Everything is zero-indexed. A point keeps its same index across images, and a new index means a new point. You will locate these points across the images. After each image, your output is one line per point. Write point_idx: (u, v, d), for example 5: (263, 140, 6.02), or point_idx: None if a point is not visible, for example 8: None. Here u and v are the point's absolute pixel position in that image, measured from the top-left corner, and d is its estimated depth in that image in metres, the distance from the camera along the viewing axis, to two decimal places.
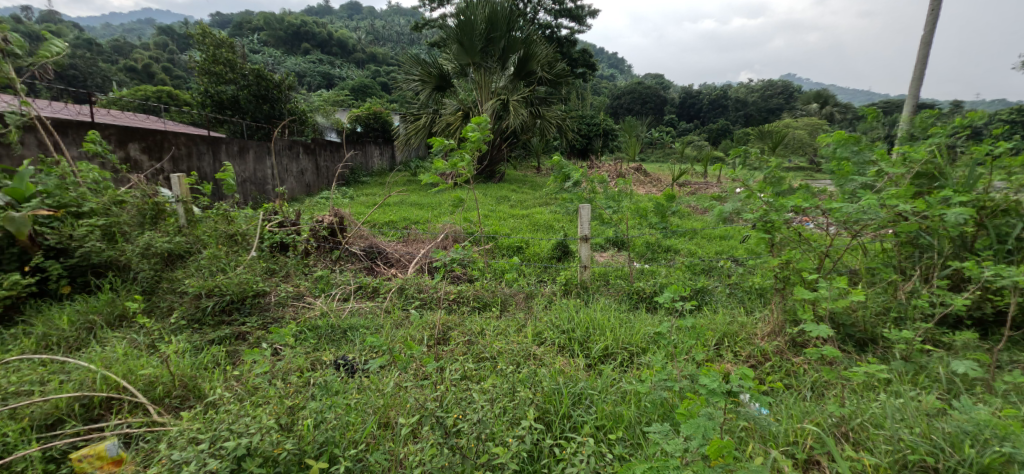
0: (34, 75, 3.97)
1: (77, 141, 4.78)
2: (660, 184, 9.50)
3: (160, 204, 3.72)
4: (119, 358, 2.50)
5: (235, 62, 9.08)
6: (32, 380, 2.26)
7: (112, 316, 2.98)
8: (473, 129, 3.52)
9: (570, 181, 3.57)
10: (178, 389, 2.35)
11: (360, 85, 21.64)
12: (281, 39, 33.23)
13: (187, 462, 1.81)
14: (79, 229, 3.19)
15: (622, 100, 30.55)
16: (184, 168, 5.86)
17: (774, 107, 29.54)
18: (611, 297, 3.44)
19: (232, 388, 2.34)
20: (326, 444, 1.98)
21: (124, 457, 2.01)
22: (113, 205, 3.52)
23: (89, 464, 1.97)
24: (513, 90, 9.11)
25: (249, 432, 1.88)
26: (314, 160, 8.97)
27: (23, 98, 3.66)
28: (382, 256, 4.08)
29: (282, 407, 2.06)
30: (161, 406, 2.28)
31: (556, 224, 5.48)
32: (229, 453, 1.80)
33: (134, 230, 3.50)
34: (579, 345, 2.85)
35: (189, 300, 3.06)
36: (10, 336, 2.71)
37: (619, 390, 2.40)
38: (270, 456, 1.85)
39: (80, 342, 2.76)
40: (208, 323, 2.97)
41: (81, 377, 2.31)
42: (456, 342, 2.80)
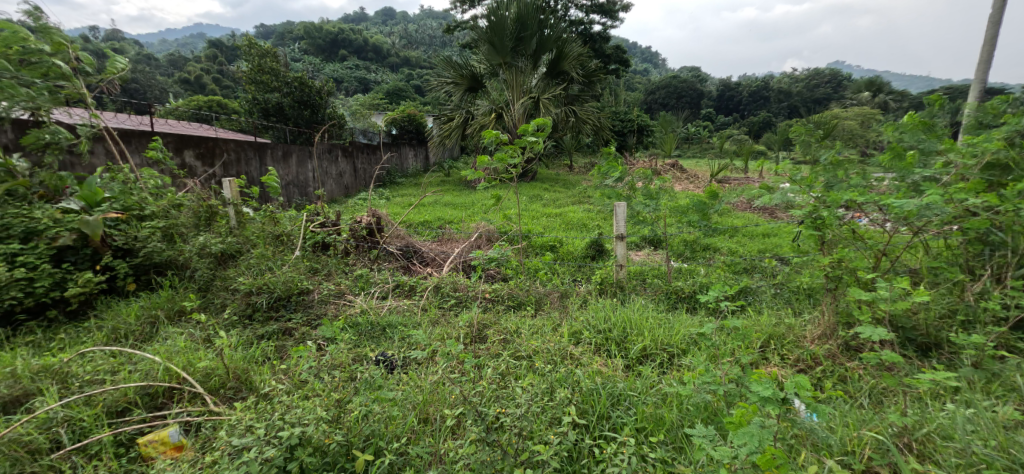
0: (102, 89, 4.27)
1: (140, 149, 5.03)
2: (697, 180, 9.30)
3: (213, 207, 3.87)
4: (179, 351, 2.59)
5: (279, 70, 9.44)
6: (104, 369, 2.38)
7: (172, 311, 3.10)
8: (535, 125, 3.44)
9: (611, 179, 3.47)
10: (232, 381, 2.42)
11: (394, 88, 21.92)
12: (319, 47, 33.90)
13: (247, 448, 1.83)
14: (142, 231, 3.33)
15: (658, 95, 29.94)
16: (234, 174, 6.13)
17: (820, 98, 28.05)
18: (649, 298, 3.32)
19: (281, 381, 2.40)
20: (373, 437, 2.01)
21: (184, 443, 2.11)
22: (172, 208, 3.69)
23: (153, 450, 2.07)
24: (544, 90, 9.03)
25: (302, 422, 1.91)
26: (352, 163, 9.16)
27: (93, 111, 3.86)
28: (418, 255, 4.11)
29: (331, 400, 2.11)
30: (217, 397, 2.35)
31: (591, 223, 5.38)
32: (282, 442, 1.83)
33: (190, 231, 3.66)
34: (616, 345, 2.79)
35: (241, 298, 3.18)
36: (84, 329, 2.86)
37: (658, 392, 2.33)
38: (320, 446, 1.90)
39: (145, 336, 2.88)
40: (258, 319, 3.06)
41: (146, 367, 2.41)
42: (493, 340, 2.79)
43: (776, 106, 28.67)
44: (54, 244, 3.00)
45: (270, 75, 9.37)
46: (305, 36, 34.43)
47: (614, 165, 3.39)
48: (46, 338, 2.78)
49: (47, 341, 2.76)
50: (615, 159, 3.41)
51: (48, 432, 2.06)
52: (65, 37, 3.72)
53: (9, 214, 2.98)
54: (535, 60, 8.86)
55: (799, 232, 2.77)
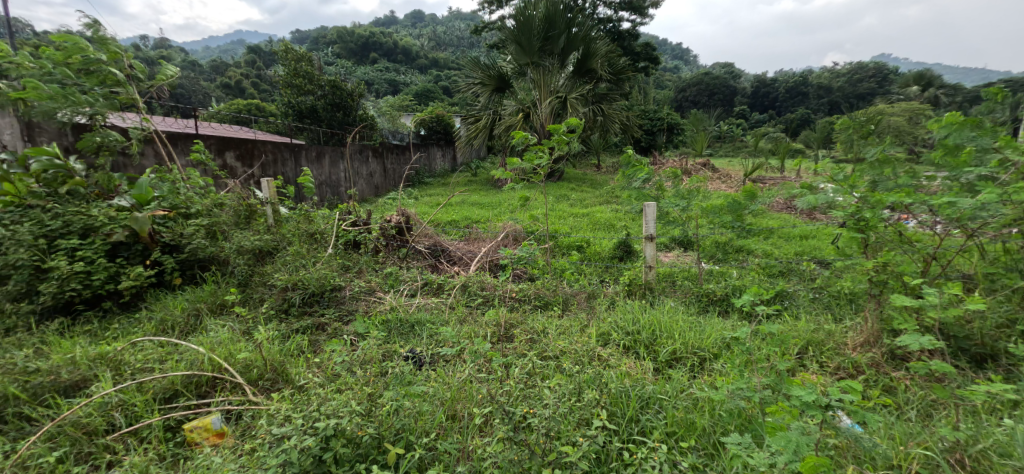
0: (152, 95, 4.46)
1: (186, 150, 5.21)
2: (729, 180, 9.02)
3: (252, 206, 3.97)
4: (221, 343, 2.66)
5: (313, 74, 9.66)
6: (153, 358, 2.47)
7: (214, 305, 3.19)
8: (564, 126, 3.41)
9: (638, 180, 3.39)
10: (269, 373, 2.46)
11: (423, 89, 22.13)
12: (351, 50, 34.56)
13: (287, 437, 1.84)
14: (188, 228, 3.43)
15: (689, 92, 29.39)
16: (271, 174, 6.29)
17: (865, 93, 26.53)
18: (679, 301, 3.23)
19: (316, 372, 2.44)
20: (402, 431, 1.98)
21: (225, 431, 2.17)
22: (214, 207, 3.79)
23: (198, 435, 2.14)
24: (572, 88, 8.98)
25: (338, 413, 1.92)
26: (382, 163, 9.28)
27: (144, 115, 3.98)
28: (445, 254, 4.12)
29: (362, 394, 2.10)
30: (255, 387, 2.41)
31: (618, 223, 5.29)
32: (319, 432, 1.83)
33: (232, 228, 3.74)
34: (645, 347, 2.72)
35: (278, 293, 3.23)
36: (135, 320, 2.97)
37: (689, 396, 2.25)
38: (353, 438, 1.88)
39: (190, 327, 2.96)
40: (293, 313, 3.11)
41: (191, 357, 2.49)
42: (520, 339, 2.76)
43: (815, 102, 27.67)
44: (108, 240, 3.13)
45: (304, 78, 9.59)
46: (337, 40, 35.18)
47: (639, 168, 3.33)
48: (101, 328, 2.90)
49: (102, 331, 2.89)
50: (640, 161, 3.35)
51: (103, 415, 2.17)
52: (120, 46, 4.00)
53: (68, 211, 3.13)
54: (563, 59, 8.81)
55: (841, 234, 2.65)
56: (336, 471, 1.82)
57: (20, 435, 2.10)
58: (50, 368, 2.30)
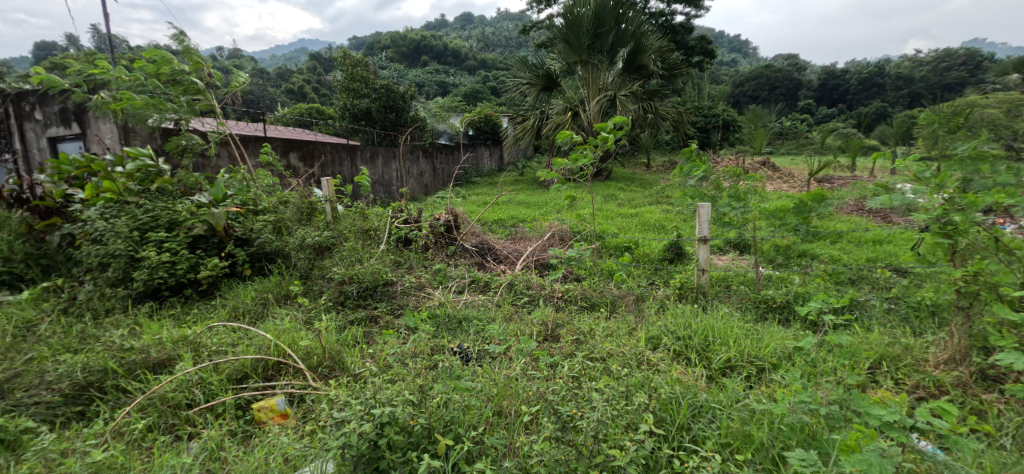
0: (228, 101, 4.75)
1: (256, 153, 5.49)
2: (792, 179, 8.51)
3: (313, 203, 4.10)
4: (286, 330, 2.74)
5: (368, 78, 9.94)
6: (227, 342, 2.57)
7: (279, 295, 3.30)
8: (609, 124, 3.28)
9: (694, 177, 3.22)
10: (327, 360, 2.51)
11: (472, 90, 22.32)
12: (403, 54, 35.45)
13: (346, 421, 1.79)
14: (256, 224, 3.66)
15: (748, 87, 27.94)
16: (330, 174, 6.50)
17: (952, 83, 23.55)
18: (734, 307, 3.05)
19: (370, 363, 2.48)
20: (452, 423, 1.92)
21: (289, 412, 2.22)
22: (280, 204, 3.97)
23: (264, 415, 2.21)
24: (621, 86, 8.77)
25: (391, 402, 1.85)
26: (432, 163, 9.41)
27: (221, 119, 4.29)
28: (492, 252, 4.09)
29: (413, 385, 2.04)
30: (315, 373, 2.45)
31: (669, 224, 5.10)
32: (375, 418, 1.76)
33: (295, 224, 3.90)
34: (696, 354, 2.57)
35: (335, 286, 3.31)
36: (212, 306, 3.14)
37: (746, 407, 2.11)
38: (406, 426, 1.81)
39: (259, 314, 3.07)
40: (349, 305, 3.19)
41: (260, 342, 2.58)
42: (567, 339, 2.68)
43: (887, 95, 25.75)
44: (190, 233, 3.39)
45: (360, 82, 9.89)
46: (391, 45, 36.21)
47: (697, 164, 3.14)
48: (183, 311, 3.08)
49: (184, 314, 3.05)
50: (698, 158, 3.17)
51: (185, 390, 2.28)
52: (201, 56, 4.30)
53: (156, 207, 3.43)
54: (612, 56, 8.62)
55: (923, 239, 2.42)
56: (391, 457, 1.74)
57: (116, 405, 2.23)
58: (142, 347, 2.46)
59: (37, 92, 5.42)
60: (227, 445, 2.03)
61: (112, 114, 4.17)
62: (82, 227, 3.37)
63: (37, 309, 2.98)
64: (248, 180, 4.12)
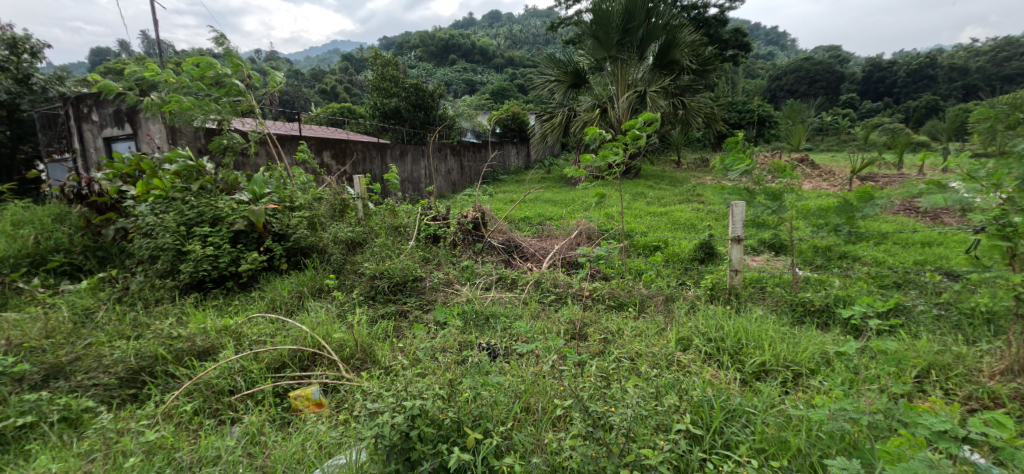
0: (266, 101, 4.87)
1: (292, 151, 5.64)
2: (832, 178, 8.19)
3: (345, 200, 4.15)
4: (321, 322, 2.78)
5: (398, 78, 10.02)
6: (266, 332, 2.62)
7: (314, 288, 3.34)
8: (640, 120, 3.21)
9: (735, 172, 3.08)
10: (359, 353, 2.53)
11: (499, 88, 22.30)
12: (432, 52, 35.70)
13: (380, 413, 1.78)
14: (293, 220, 3.71)
15: (786, 81, 26.41)
16: (362, 172, 6.59)
17: (1011, 75, 22.21)
18: (768, 309, 2.94)
19: (399, 356, 2.49)
20: (481, 418, 1.89)
21: (324, 401, 2.25)
22: (315, 201, 4.05)
23: (300, 403, 2.23)
24: (652, 82, 8.60)
25: (422, 395, 1.83)
26: (460, 161, 9.44)
27: (259, 119, 4.40)
28: (518, 250, 4.07)
29: (442, 380, 2.01)
30: (348, 365, 2.47)
31: (699, 223, 4.98)
32: (406, 410, 1.74)
33: (328, 221, 3.96)
34: (728, 356, 2.48)
35: (366, 281, 3.34)
36: (251, 299, 3.20)
37: (781, 413, 2.02)
38: (436, 420, 1.78)
39: (295, 306, 3.13)
40: (379, 300, 3.21)
41: (297, 333, 2.62)
42: (595, 338, 2.63)
43: (935, 88, 24.51)
44: (231, 228, 3.46)
45: (390, 82, 9.98)
46: (420, 44, 36.54)
47: (740, 158, 3.00)
48: (225, 303, 3.15)
49: (226, 305, 3.13)
50: (741, 150, 3.01)
51: (227, 377, 2.33)
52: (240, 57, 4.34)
53: (200, 203, 3.54)
54: (642, 51, 8.46)
55: (980, 240, 2.27)
56: (422, 449, 1.71)
57: (166, 389, 2.29)
58: (188, 336, 2.52)
59: (95, 95, 5.79)
60: (267, 430, 2.06)
61: (161, 116, 4.34)
62: (135, 222, 3.52)
63: (95, 297, 3.09)
64: (285, 178, 4.22)
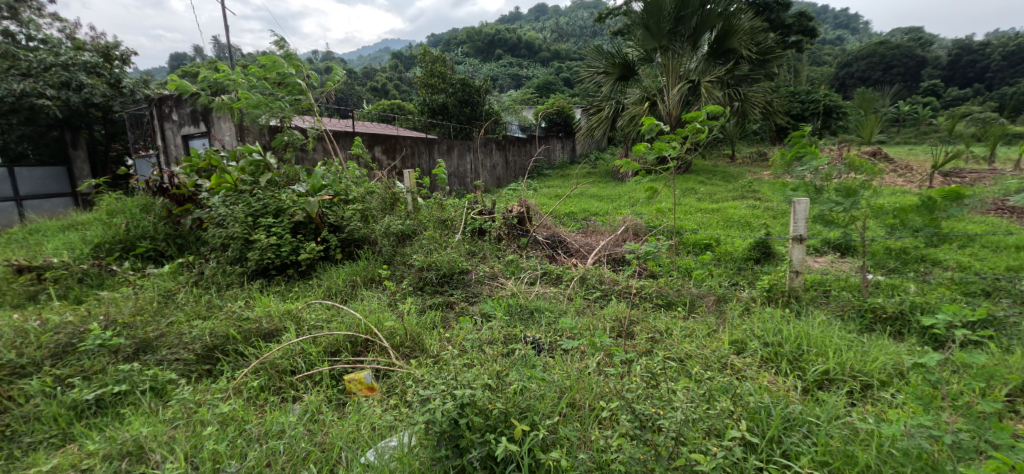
0: (323, 99, 5.05)
1: (347, 146, 5.83)
2: (911, 174, 7.60)
3: (396, 194, 4.22)
4: (373, 310, 2.84)
5: (446, 74, 10.13)
6: (323, 318, 2.71)
7: (366, 278, 3.42)
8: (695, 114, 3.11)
9: (802, 167, 2.90)
10: (408, 342, 2.56)
11: (545, 82, 22.16)
12: (479, 48, 35.94)
13: (431, 400, 1.80)
14: (347, 212, 3.84)
15: (857, 67, 23.41)
16: (411, 166, 6.73)
17: None
18: (832, 315, 2.75)
19: (447, 346, 2.51)
20: (528, 410, 1.85)
21: (375, 386, 2.29)
22: (367, 194, 4.15)
23: (353, 386, 2.29)
24: (705, 72, 8.23)
25: (471, 385, 1.83)
26: (505, 155, 9.45)
27: (317, 116, 4.53)
28: (563, 245, 4.01)
29: (490, 371, 2.01)
30: (397, 352, 2.51)
31: (755, 220, 4.76)
32: (456, 398, 1.75)
33: (380, 213, 4.03)
34: (787, 362, 2.34)
35: (415, 272, 3.40)
36: (310, 286, 3.33)
37: (847, 426, 1.89)
38: (483, 410, 1.77)
39: (348, 294, 3.22)
40: (427, 291, 3.25)
41: (351, 320, 2.70)
42: (642, 337, 2.56)
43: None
44: (292, 220, 3.63)
45: (438, 78, 10.11)
46: (467, 41, 36.85)
47: (811, 150, 2.84)
48: (287, 289, 3.29)
49: (288, 291, 3.26)
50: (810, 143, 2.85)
51: (288, 359, 2.42)
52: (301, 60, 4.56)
53: (266, 196, 3.72)
54: (695, 41, 8.18)
55: None
56: (471, 437, 1.70)
57: (236, 366, 2.39)
58: (256, 318, 2.64)
59: (176, 96, 6.17)
60: (325, 409, 2.12)
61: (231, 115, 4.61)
62: (209, 212, 3.75)
63: (175, 280, 3.32)
64: (340, 172, 4.35)
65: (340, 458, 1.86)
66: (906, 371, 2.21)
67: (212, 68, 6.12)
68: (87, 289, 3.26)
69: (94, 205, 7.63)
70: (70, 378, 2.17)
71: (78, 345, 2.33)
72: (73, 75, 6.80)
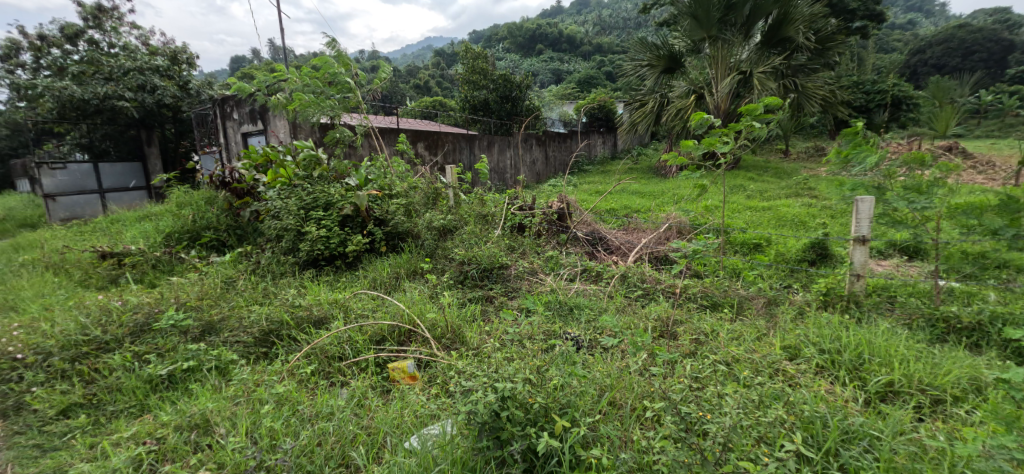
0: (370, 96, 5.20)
1: (391, 142, 5.99)
2: (993, 172, 7.03)
3: (438, 189, 4.30)
4: (415, 301, 2.93)
5: (487, 70, 10.21)
6: (368, 307, 2.82)
7: (409, 270, 3.52)
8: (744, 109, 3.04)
9: (860, 167, 2.79)
10: (449, 334, 2.63)
11: (586, 77, 21.90)
12: (520, 44, 35.96)
13: (473, 390, 1.84)
14: (391, 207, 3.93)
15: (932, 53, 20.64)
16: (452, 162, 6.85)
17: None
18: (898, 323, 2.62)
19: (487, 339, 2.56)
20: (569, 406, 1.87)
21: (417, 375, 2.36)
22: (410, 189, 4.25)
23: (397, 374, 2.37)
24: (757, 62, 7.94)
25: (512, 378, 1.87)
26: (545, 151, 9.43)
27: (364, 113, 4.68)
28: (603, 242, 3.99)
29: (531, 365, 2.04)
30: (438, 343, 2.58)
31: (810, 220, 4.58)
32: (498, 390, 1.78)
33: (422, 208, 4.12)
34: (848, 371, 2.26)
35: (455, 266, 3.47)
36: (356, 277, 3.45)
37: (916, 443, 1.82)
38: (524, 403, 1.79)
39: (392, 285, 3.32)
40: (467, 285, 3.32)
41: (395, 310, 2.79)
42: (685, 338, 2.52)
43: None
44: (340, 213, 3.75)
45: (480, 74, 10.20)
46: (509, 36, 36.92)
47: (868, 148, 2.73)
48: (335, 279, 3.43)
49: (336, 281, 3.40)
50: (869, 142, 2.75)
51: (337, 345, 2.54)
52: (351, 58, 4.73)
53: (316, 190, 3.87)
54: (747, 30, 7.87)
55: None
56: (512, 429, 1.73)
57: (290, 350, 2.52)
58: (307, 305, 2.78)
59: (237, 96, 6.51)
60: (370, 394, 2.21)
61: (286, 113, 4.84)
62: (265, 205, 3.95)
63: (235, 267, 3.52)
64: (385, 168, 4.48)
65: (384, 442, 1.94)
66: (985, 386, 2.09)
67: (269, 69, 6.43)
68: (158, 273, 3.51)
69: (166, 198, 8.10)
70: (147, 354, 2.36)
71: (153, 324, 2.54)
72: (147, 78, 7.32)
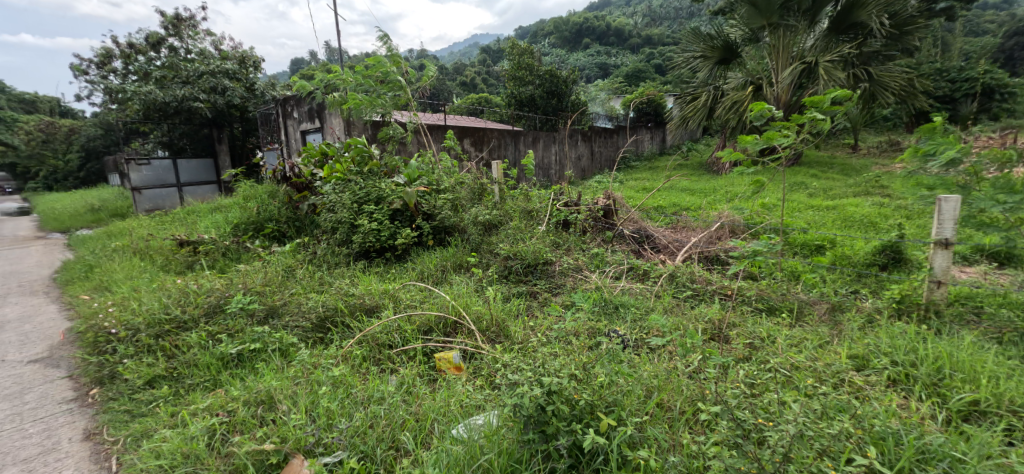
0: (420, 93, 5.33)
1: (439, 139, 6.12)
2: None
3: (484, 184, 4.36)
4: (460, 294, 3.01)
5: (534, 66, 10.22)
6: (416, 298, 2.92)
7: (455, 264, 3.60)
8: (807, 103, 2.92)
9: (934, 164, 2.63)
10: (493, 328, 2.68)
11: (635, 71, 21.46)
12: (566, 39, 35.72)
13: (518, 384, 1.87)
14: (438, 202, 4.03)
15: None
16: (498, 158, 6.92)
17: None
18: (985, 337, 2.44)
19: (532, 334, 2.60)
20: (615, 405, 1.88)
21: (462, 365, 2.42)
22: (457, 185, 4.35)
23: (443, 364, 2.44)
24: (824, 50, 7.61)
25: (558, 373, 1.89)
26: (591, 146, 9.36)
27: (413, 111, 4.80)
28: (650, 241, 3.94)
29: (578, 361, 2.05)
30: (483, 336, 2.64)
31: (882, 221, 4.32)
32: (544, 385, 1.81)
33: (468, 203, 4.20)
34: (926, 387, 2.13)
35: (501, 261, 3.53)
36: (404, 269, 3.56)
37: (1004, 464, 1.69)
38: (570, 400, 1.80)
39: (438, 278, 3.41)
40: (511, 280, 3.36)
41: (441, 302, 2.88)
42: (738, 342, 2.46)
43: None
44: (391, 207, 3.88)
45: (527, 70, 10.22)
46: (556, 32, 36.72)
47: (949, 142, 2.57)
48: (384, 271, 3.55)
49: (385, 273, 3.52)
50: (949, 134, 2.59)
51: (387, 334, 2.64)
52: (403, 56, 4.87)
53: (368, 185, 4.02)
54: (814, 16, 7.45)
55: None
56: (557, 424, 1.75)
57: (343, 337, 2.64)
58: (360, 294, 2.91)
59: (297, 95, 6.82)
60: (419, 383, 2.29)
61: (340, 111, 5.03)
62: (321, 198, 4.14)
63: (294, 257, 3.72)
64: (433, 164, 4.59)
65: (433, 429, 2.01)
66: None
67: (326, 70, 6.71)
68: (227, 261, 3.75)
69: (233, 192, 8.58)
70: (219, 334, 2.55)
71: (224, 306, 2.74)
72: (219, 80, 7.77)
